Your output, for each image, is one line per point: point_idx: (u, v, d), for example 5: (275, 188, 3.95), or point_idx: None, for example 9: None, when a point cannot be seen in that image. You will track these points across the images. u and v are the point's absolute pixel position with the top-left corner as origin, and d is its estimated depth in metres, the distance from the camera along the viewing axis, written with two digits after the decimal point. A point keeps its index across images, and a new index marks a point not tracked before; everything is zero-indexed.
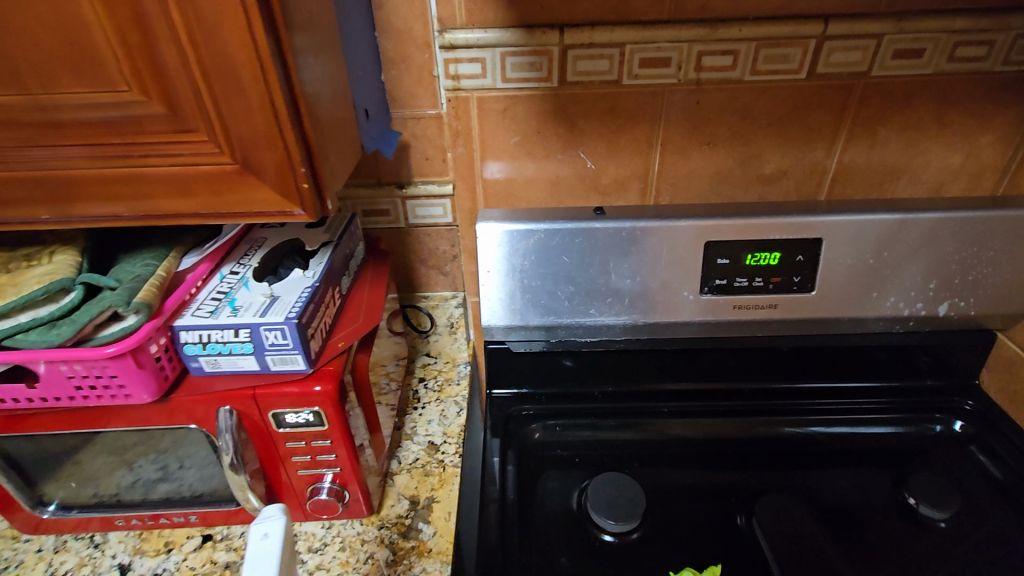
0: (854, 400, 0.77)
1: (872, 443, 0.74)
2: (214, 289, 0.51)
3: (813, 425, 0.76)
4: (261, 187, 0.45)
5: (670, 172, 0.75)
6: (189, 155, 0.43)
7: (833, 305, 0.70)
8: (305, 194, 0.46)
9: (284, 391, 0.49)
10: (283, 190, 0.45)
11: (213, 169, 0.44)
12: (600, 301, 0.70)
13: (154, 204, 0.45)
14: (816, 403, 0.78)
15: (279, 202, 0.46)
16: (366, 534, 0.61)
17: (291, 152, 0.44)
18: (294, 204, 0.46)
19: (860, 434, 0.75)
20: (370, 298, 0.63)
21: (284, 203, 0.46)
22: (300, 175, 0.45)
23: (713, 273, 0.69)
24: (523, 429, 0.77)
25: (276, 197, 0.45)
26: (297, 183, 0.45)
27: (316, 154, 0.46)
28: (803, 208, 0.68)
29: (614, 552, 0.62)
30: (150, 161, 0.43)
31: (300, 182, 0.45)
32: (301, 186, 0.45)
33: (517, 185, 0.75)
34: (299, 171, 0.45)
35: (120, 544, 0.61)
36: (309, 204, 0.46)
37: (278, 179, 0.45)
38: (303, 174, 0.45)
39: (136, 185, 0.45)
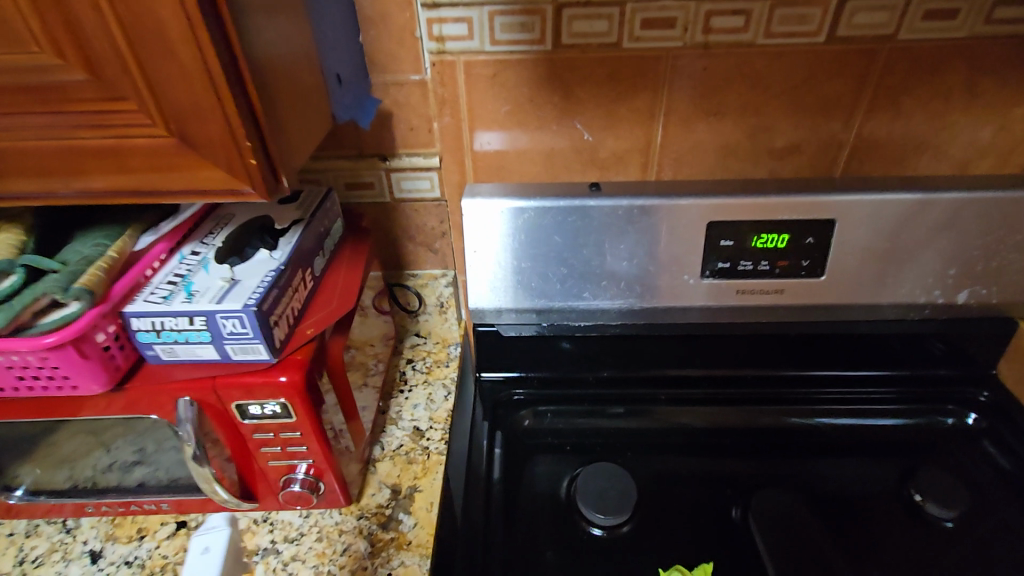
0: (864, 390, 0.73)
1: (875, 434, 0.71)
2: (171, 271, 0.48)
3: (823, 417, 0.72)
4: (204, 162, 0.41)
5: (674, 145, 0.69)
6: (121, 127, 0.39)
7: (844, 291, 0.66)
8: (254, 171, 0.41)
9: (245, 381, 0.46)
10: (229, 166, 0.41)
11: (149, 142, 0.40)
12: (594, 284, 0.66)
13: (89, 181, 0.42)
14: (829, 391, 0.73)
15: (226, 180, 0.42)
16: (344, 524, 0.59)
17: (234, 125, 0.39)
18: (243, 182, 0.42)
19: (865, 425, 0.72)
20: (345, 282, 0.60)
21: (232, 181, 0.42)
22: (246, 150, 0.40)
23: (716, 255, 0.64)
24: (513, 415, 0.73)
25: (221, 174, 0.41)
26: (243, 159, 0.41)
27: (265, 127, 0.41)
28: (815, 186, 0.63)
29: (603, 546, 0.60)
30: (79, 132, 0.40)
31: (247, 157, 0.41)
32: (249, 163, 0.41)
33: (508, 158, 0.70)
34: (245, 145, 0.40)
35: (93, 530, 0.60)
36: (260, 183, 0.42)
37: (223, 155, 0.40)
38: (250, 148, 0.41)
39: (68, 159, 0.41)
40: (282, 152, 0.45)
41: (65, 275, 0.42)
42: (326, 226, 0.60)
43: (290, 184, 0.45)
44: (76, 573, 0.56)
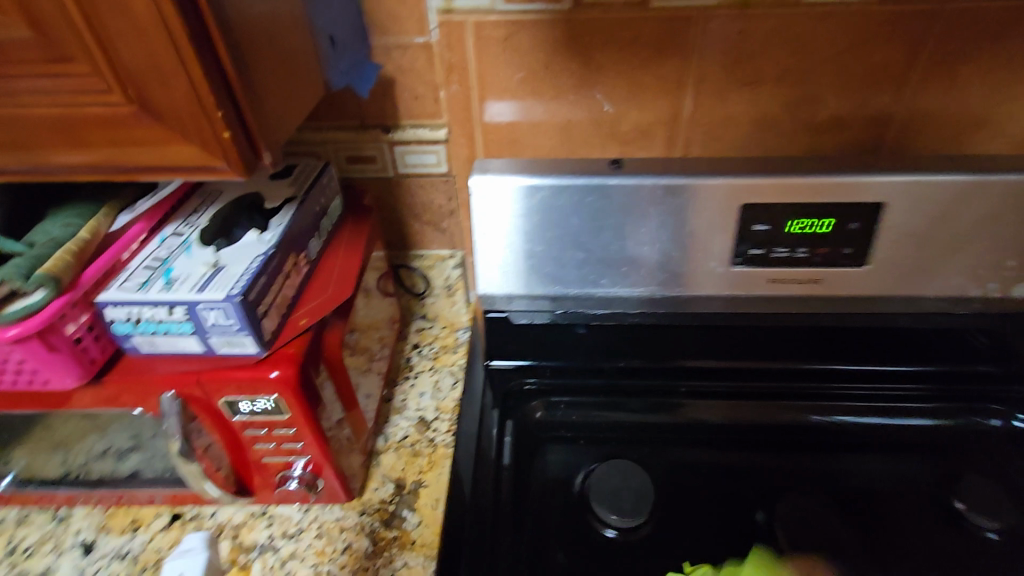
0: (897, 388, 0.68)
1: (909, 436, 0.65)
2: (150, 255, 0.47)
3: (845, 415, 0.67)
4: (170, 134, 0.38)
5: (704, 118, 0.63)
6: (72, 93, 0.37)
7: (885, 282, 0.60)
8: (229, 146, 0.38)
9: (233, 377, 0.44)
10: (200, 138, 0.38)
11: (104, 111, 0.37)
12: (613, 271, 0.62)
13: (41, 157, 0.40)
14: (846, 386, 0.68)
15: (198, 155, 0.38)
16: (345, 520, 0.57)
17: (203, 94, 0.36)
18: (217, 157, 0.39)
19: (896, 424, 0.66)
20: (343, 265, 0.56)
21: (206, 157, 0.39)
22: (217, 121, 0.37)
23: (749, 241, 0.58)
24: (524, 405, 0.69)
25: (193, 148, 0.38)
26: (217, 132, 0.37)
27: (241, 95, 0.38)
28: (859, 165, 0.57)
29: (617, 548, 0.56)
30: (28, 99, 0.37)
31: (220, 130, 0.37)
32: (222, 136, 0.38)
33: (523, 131, 0.64)
34: (216, 116, 0.37)
35: (85, 520, 0.57)
36: (235, 157, 0.39)
37: (194, 129, 0.37)
38: (223, 120, 0.37)
39: (20, 128, 0.38)
40: (264, 125, 0.41)
41: (28, 261, 0.41)
42: (321, 204, 0.56)
43: (274, 160, 0.42)
44: (67, 566, 0.54)
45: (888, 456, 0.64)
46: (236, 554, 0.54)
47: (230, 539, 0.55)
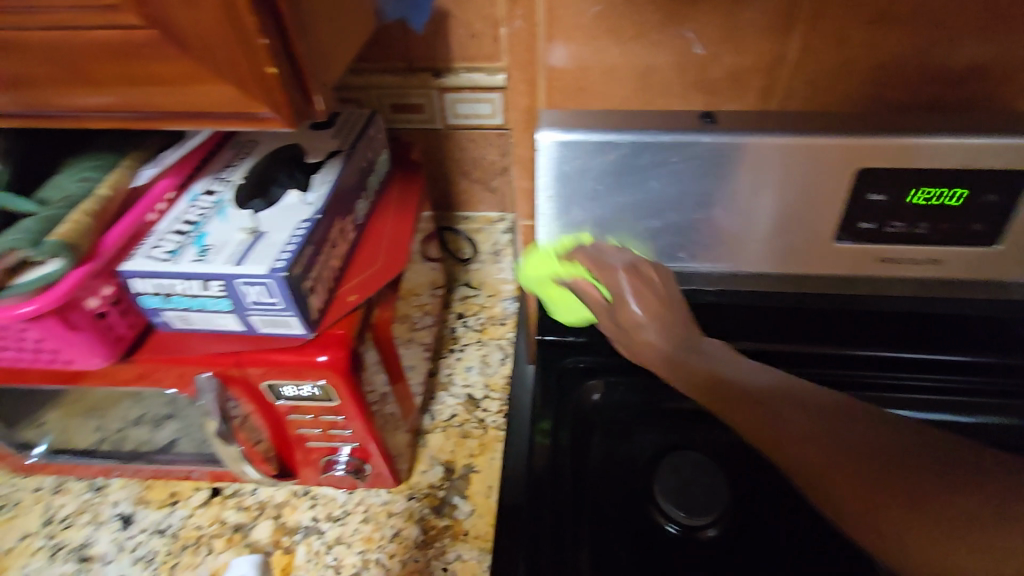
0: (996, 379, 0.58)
1: None
2: (179, 217, 0.41)
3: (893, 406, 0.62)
4: (199, 70, 0.31)
5: (810, 63, 0.53)
6: (75, 15, 0.30)
7: (1017, 266, 0.51)
8: (274, 87, 0.32)
9: (276, 360, 0.40)
10: (237, 75, 0.31)
11: (112, 37, 0.30)
12: (692, 243, 0.54)
13: (51, 96, 0.34)
14: (906, 377, 0.63)
15: (237, 97, 0.32)
16: (393, 505, 0.53)
17: (242, 15, 0.29)
18: (258, 98, 0.32)
19: None
20: (393, 230, 0.50)
21: (246, 101, 0.32)
22: (260, 53, 0.30)
23: (860, 214, 0.50)
24: (581, 386, 0.60)
25: (231, 89, 0.32)
26: (259, 68, 0.31)
27: (286, 20, 0.31)
28: (1003, 125, 0.47)
29: (679, 546, 0.52)
30: (24, 21, 0.30)
31: (264, 66, 0.31)
32: (267, 74, 0.31)
33: (592, 77, 0.56)
34: (257, 45, 0.30)
35: (123, 491, 0.55)
36: (281, 100, 0.32)
37: (231, 63, 0.31)
38: (266, 52, 0.30)
39: (25, 59, 0.32)
40: (313, 61, 0.34)
41: (36, 225, 0.37)
42: (368, 158, 0.50)
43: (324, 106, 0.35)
44: (106, 539, 0.52)
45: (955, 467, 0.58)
46: (279, 536, 0.51)
47: (273, 519, 0.52)
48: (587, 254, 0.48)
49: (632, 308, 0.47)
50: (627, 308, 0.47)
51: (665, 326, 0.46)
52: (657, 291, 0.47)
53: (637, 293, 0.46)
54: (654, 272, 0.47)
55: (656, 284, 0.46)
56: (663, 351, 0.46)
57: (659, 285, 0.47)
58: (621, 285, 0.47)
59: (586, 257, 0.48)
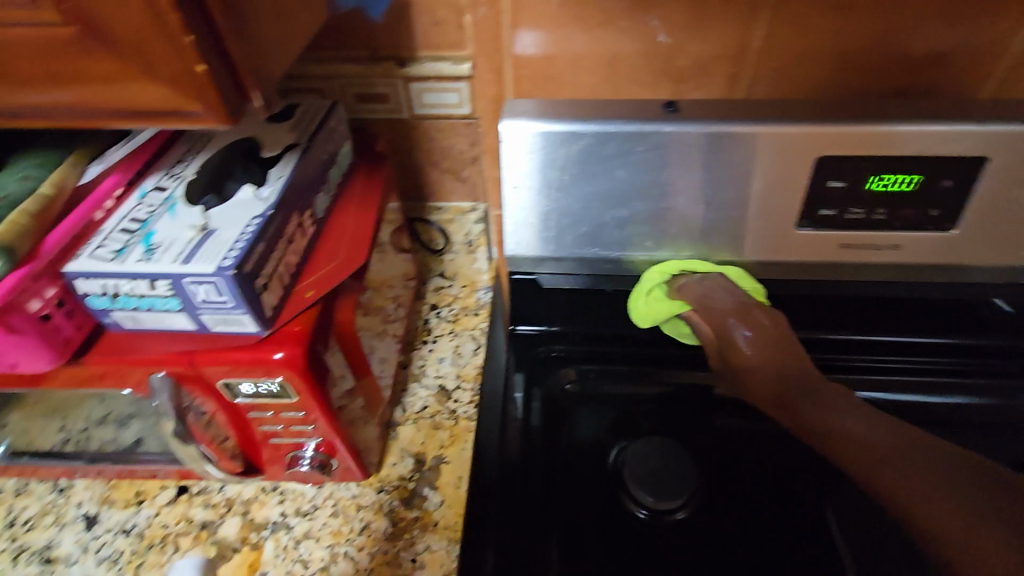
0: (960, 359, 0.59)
1: (962, 416, 0.58)
2: (127, 214, 0.41)
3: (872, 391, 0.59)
4: (128, 66, 0.30)
5: (774, 50, 0.53)
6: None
7: (973, 250, 0.53)
8: (205, 84, 0.31)
9: (233, 359, 0.40)
10: (166, 72, 0.30)
11: (41, 35, 0.30)
12: (660, 232, 0.54)
13: None
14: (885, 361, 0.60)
15: (168, 95, 0.31)
16: (362, 498, 0.53)
17: (164, 10, 0.28)
18: (190, 96, 0.31)
19: (937, 401, 0.59)
20: (355, 224, 0.50)
21: (179, 98, 0.32)
22: (185, 49, 0.29)
23: (822, 200, 0.51)
24: (553, 374, 0.62)
25: (161, 86, 0.31)
26: (187, 64, 0.30)
27: (216, 13, 0.30)
28: (959, 111, 0.48)
29: (650, 530, 0.52)
30: None
31: (191, 62, 0.30)
32: (196, 70, 0.30)
33: (560, 65, 0.56)
34: (182, 41, 0.29)
35: (87, 492, 0.54)
36: (213, 97, 0.31)
37: (158, 59, 0.30)
38: (193, 48, 0.30)
39: None
40: (250, 55, 0.33)
41: None
42: (328, 151, 0.50)
43: (264, 101, 0.35)
44: (70, 541, 0.51)
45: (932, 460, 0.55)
46: (247, 532, 0.51)
47: (240, 515, 0.52)
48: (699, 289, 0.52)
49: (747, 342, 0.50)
50: (740, 342, 0.50)
51: (767, 349, 0.50)
52: (762, 321, 0.51)
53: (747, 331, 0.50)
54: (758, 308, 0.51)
55: (765, 321, 0.51)
56: (768, 381, 0.49)
57: (756, 312, 0.51)
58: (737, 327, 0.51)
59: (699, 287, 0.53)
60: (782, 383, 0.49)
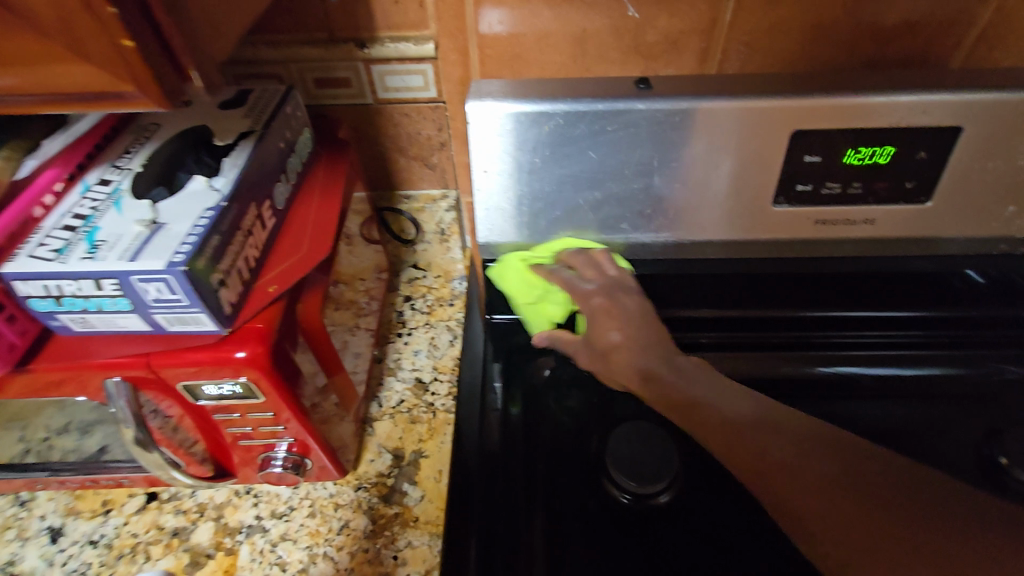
0: (920, 333, 0.59)
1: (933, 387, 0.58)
2: (69, 211, 0.39)
3: (847, 366, 0.58)
4: (51, 44, 0.28)
5: (746, 24, 0.52)
6: None
7: (947, 221, 0.52)
8: (136, 62, 0.29)
9: (193, 360, 0.38)
10: (92, 49, 0.28)
11: None
12: (634, 214, 0.53)
13: None
14: (855, 336, 0.59)
15: (97, 76, 0.29)
16: (341, 497, 0.52)
17: None
18: (120, 76, 0.29)
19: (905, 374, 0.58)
20: (318, 215, 0.48)
21: (109, 79, 0.29)
22: (110, 22, 0.27)
23: (796, 176, 0.50)
24: (532, 362, 0.61)
25: (88, 67, 0.29)
26: (113, 39, 0.28)
27: None
28: (931, 80, 0.47)
29: (635, 515, 0.51)
30: None
31: (117, 37, 0.28)
32: (124, 46, 0.28)
33: (527, 44, 0.55)
34: (105, 14, 0.27)
35: (51, 503, 0.52)
36: (145, 76, 0.29)
37: (84, 34, 0.28)
38: (118, 21, 0.27)
39: None
40: (188, 32, 0.31)
41: None
42: (286, 138, 0.48)
43: (206, 82, 0.33)
44: (34, 555, 0.49)
45: (925, 439, 0.55)
46: (221, 537, 0.49)
47: (213, 520, 0.50)
48: (562, 277, 0.53)
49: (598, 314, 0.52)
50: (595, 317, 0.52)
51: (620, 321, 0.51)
52: (617, 293, 0.53)
53: (589, 304, 0.52)
54: (611, 264, 0.54)
55: (613, 274, 0.53)
56: (643, 365, 0.50)
57: (587, 270, 0.53)
58: (589, 303, 0.52)
59: (556, 279, 0.54)
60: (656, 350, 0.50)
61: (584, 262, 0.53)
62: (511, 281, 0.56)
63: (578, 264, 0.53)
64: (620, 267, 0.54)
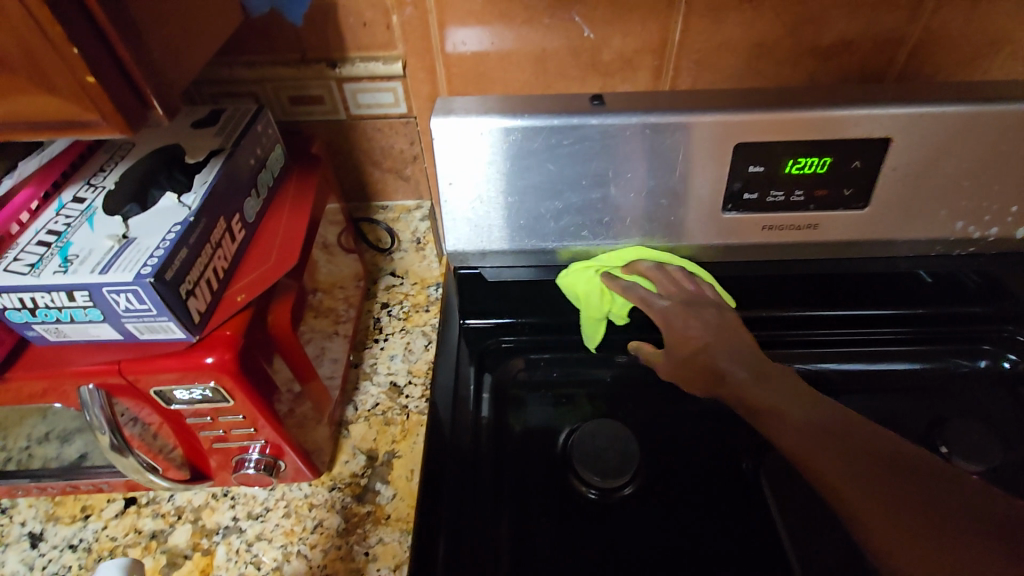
0: (888, 331, 0.64)
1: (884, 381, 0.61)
2: (43, 227, 0.41)
3: (819, 362, 0.63)
4: (19, 80, 0.31)
5: (694, 43, 0.56)
6: None
7: (886, 226, 0.56)
8: (99, 95, 0.32)
9: (163, 366, 0.40)
10: (58, 84, 0.31)
11: None
12: (593, 222, 0.56)
13: None
14: (818, 334, 0.65)
15: (62, 106, 0.32)
16: (315, 497, 0.53)
17: (46, 23, 0.29)
18: (84, 106, 0.32)
19: (863, 367, 0.62)
20: (289, 227, 0.51)
21: (74, 110, 0.32)
22: (75, 60, 0.30)
23: (742, 185, 0.53)
24: (503, 364, 0.64)
25: (55, 98, 0.32)
26: (78, 76, 0.31)
27: (108, 24, 0.31)
28: (861, 95, 0.51)
29: (599, 510, 0.53)
30: None
31: (82, 74, 0.31)
32: (87, 81, 0.31)
33: (491, 62, 0.58)
34: (70, 53, 0.30)
35: (31, 510, 0.53)
36: (108, 106, 0.32)
37: (50, 71, 0.30)
38: (82, 59, 0.30)
39: None
40: (150, 61, 0.34)
41: None
42: (256, 155, 0.50)
43: (167, 109, 0.35)
44: (14, 560, 0.50)
45: None
46: (198, 539, 0.51)
47: (191, 522, 0.52)
48: (638, 294, 0.56)
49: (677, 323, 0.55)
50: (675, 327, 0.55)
51: (704, 330, 0.54)
52: (696, 304, 0.55)
53: (667, 318, 0.55)
54: (686, 278, 0.57)
55: (689, 288, 0.56)
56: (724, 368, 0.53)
57: (665, 284, 0.56)
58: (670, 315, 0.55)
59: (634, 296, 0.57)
60: (738, 357, 0.53)
61: (662, 277, 0.56)
62: (582, 293, 0.58)
63: (657, 280, 0.56)
64: (696, 280, 0.57)
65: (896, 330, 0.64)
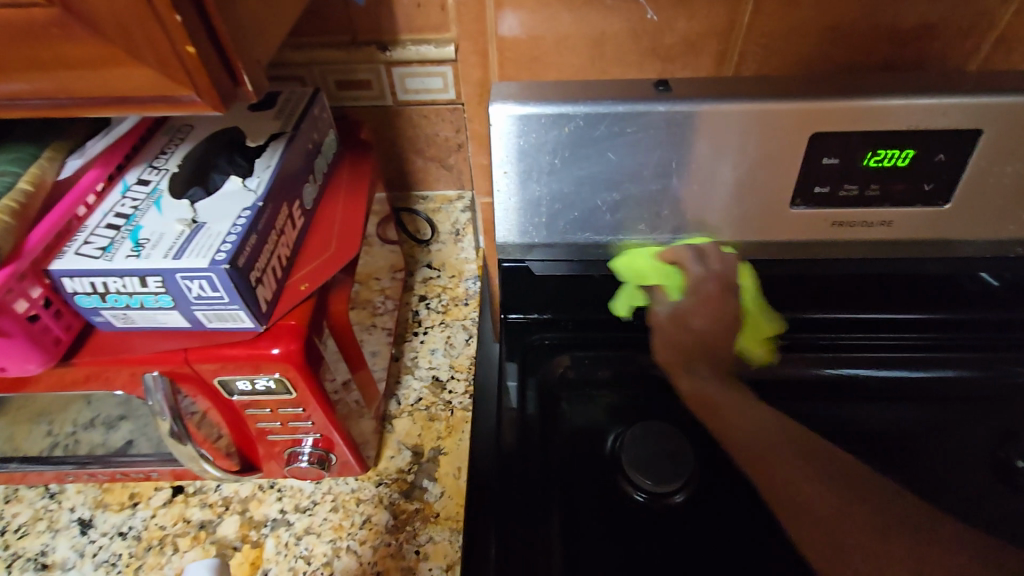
0: (955, 336, 0.61)
1: (947, 389, 0.59)
2: (111, 209, 0.40)
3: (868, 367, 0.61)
4: (116, 50, 0.30)
5: (763, 26, 0.53)
6: None
7: (964, 225, 0.53)
8: (196, 67, 0.30)
9: (228, 355, 0.39)
10: (156, 54, 0.30)
11: (18, 17, 0.29)
12: (652, 215, 0.53)
13: None
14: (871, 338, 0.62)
15: (158, 80, 0.31)
16: (362, 492, 0.52)
17: None
18: (180, 80, 0.31)
19: (927, 376, 0.60)
20: (343, 214, 0.49)
21: (168, 84, 0.31)
22: (175, 28, 0.29)
23: (814, 179, 0.50)
24: (547, 362, 0.61)
25: (149, 71, 0.31)
26: (177, 46, 0.29)
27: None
28: (947, 82, 0.48)
29: (647, 513, 0.51)
30: None
31: (181, 45, 0.29)
32: (185, 53, 0.30)
33: (546, 46, 0.55)
34: (172, 21, 0.28)
35: (79, 496, 0.53)
36: (203, 81, 0.31)
37: (148, 42, 0.29)
38: (183, 28, 0.29)
39: None
40: (239, 35, 0.33)
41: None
42: (314, 140, 0.49)
43: (255, 87, 0.34)
44: (65, 546, 0.50)
45: (938, 444, 0.55)
46: (246, 531, 0.50)
47: (239, 514, 0.51)
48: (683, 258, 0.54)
49: (696, 311, 0.54)
50: (688, 312, 0.54)
51: (706, 311, 0.54)
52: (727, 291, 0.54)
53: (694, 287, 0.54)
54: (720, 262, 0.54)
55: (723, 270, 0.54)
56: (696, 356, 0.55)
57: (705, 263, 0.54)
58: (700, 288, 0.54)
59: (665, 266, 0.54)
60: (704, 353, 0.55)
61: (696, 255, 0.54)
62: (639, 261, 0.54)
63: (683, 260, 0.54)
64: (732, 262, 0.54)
65: (969, 337, 0.60)
